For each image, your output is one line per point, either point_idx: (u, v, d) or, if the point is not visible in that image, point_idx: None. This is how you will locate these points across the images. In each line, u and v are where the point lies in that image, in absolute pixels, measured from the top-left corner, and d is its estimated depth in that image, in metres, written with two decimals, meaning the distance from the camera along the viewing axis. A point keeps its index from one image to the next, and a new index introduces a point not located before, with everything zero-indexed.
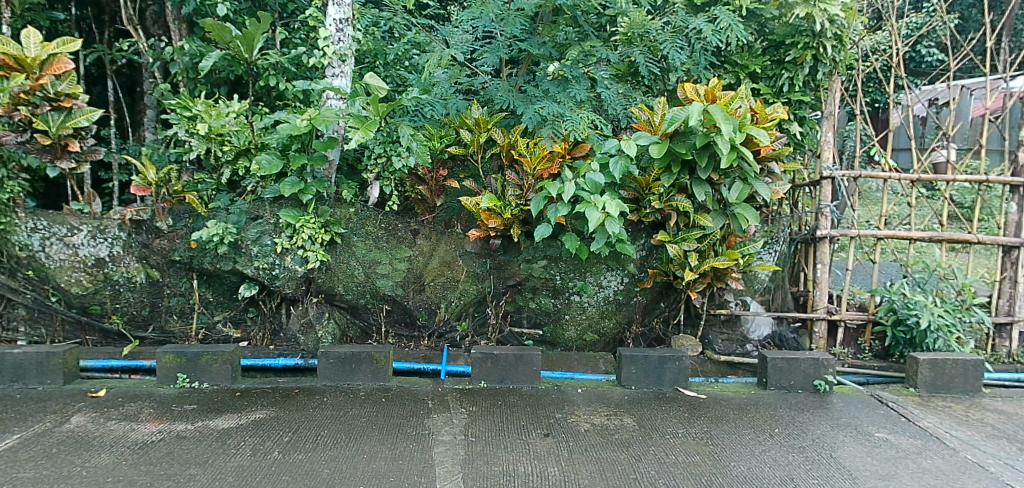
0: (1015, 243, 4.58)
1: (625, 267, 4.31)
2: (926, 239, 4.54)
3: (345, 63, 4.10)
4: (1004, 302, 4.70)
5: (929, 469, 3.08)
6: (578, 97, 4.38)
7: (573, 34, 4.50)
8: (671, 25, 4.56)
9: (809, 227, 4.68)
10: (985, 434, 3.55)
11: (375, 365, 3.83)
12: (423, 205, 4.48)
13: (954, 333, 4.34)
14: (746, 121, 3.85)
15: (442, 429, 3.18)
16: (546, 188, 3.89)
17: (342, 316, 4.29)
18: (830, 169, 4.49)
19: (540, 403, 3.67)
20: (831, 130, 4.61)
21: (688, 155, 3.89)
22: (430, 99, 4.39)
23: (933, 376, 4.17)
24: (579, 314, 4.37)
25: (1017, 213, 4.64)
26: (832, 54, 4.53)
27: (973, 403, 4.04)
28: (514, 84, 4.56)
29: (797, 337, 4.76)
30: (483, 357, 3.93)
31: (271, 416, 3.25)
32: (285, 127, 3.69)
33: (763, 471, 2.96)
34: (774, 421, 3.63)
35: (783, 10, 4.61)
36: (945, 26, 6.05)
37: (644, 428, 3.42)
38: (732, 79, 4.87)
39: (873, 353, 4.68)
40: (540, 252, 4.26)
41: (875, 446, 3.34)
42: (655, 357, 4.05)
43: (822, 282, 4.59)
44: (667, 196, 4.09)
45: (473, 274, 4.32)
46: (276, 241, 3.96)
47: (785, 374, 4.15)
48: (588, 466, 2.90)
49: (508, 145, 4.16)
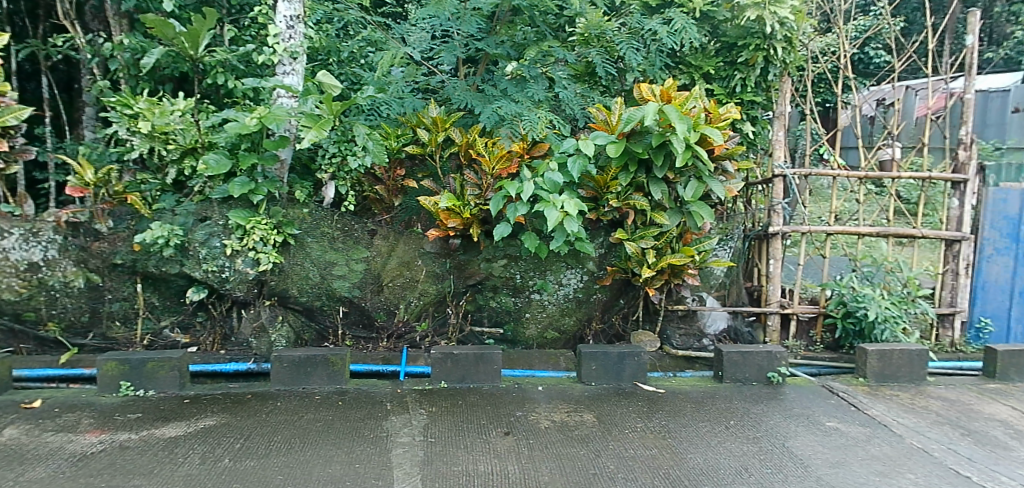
0: (957, 237, 4.82)
1: (584, 265, 4.34)
2: (874, 234, 4.71)
3: (296, 61, 4.01)
4: (947, 293, 4.94)
5: (876, 456, 3.19)
6: (537, 97, 4.37)
7: (531, 34, 4.54)
8: (628, 27, 4.63)
9: (762, 224, 4.84)
10: (929, 420, 3.70)
11: (331, 368, 3.76)
12: (381, 205, 4.42)
13: (900, 324, 4.52)
14: (701, 121, 3.93)
15: (401, 431, 3.15)
16: (505, 187, 3.89)
17: (296, 319, 4.20)
18: (781, 168, 4.62)
19: (500, 402, 3.66)
20: (782, 129, 4.70)
21: (645, 154, 3.97)
22: (386, 98, 4.31)
23: (881, 366, 4.33)
24: (539, 312, 4.39)
25: (958, 208, 4.87)
26: (782, 56, 4.67)
27: (918, 390, 4.21)
28: (471, 83, 4.54)
29: (751, 331, 4.89)
30: (442, 357, 3.90)
31: (222, 423, 3.16)
32: (233, 126, 3.59)
33: (719, 462, 3.03)
34: (730, 413, 3.71)
35: (735, 13, 4.72)
36: (890, 29, 6.30)
37: (604, 424, 3.45)
38: (687, 80, 4.95)
39: (824, 345, 4.84)
40: (499, 252, 4.25)
41: (826, 435, 3.44)
42: (614, 354, 4.10)
43: (774, 276, 4.75)
44: (625, 195, 4.14)
45: (432, 274, 4.27)
46: (226, 243, 3.83)
47: (740, 366, 4.25)
48: (548, 463, 2.91)
49: (466, 144, 4.14)
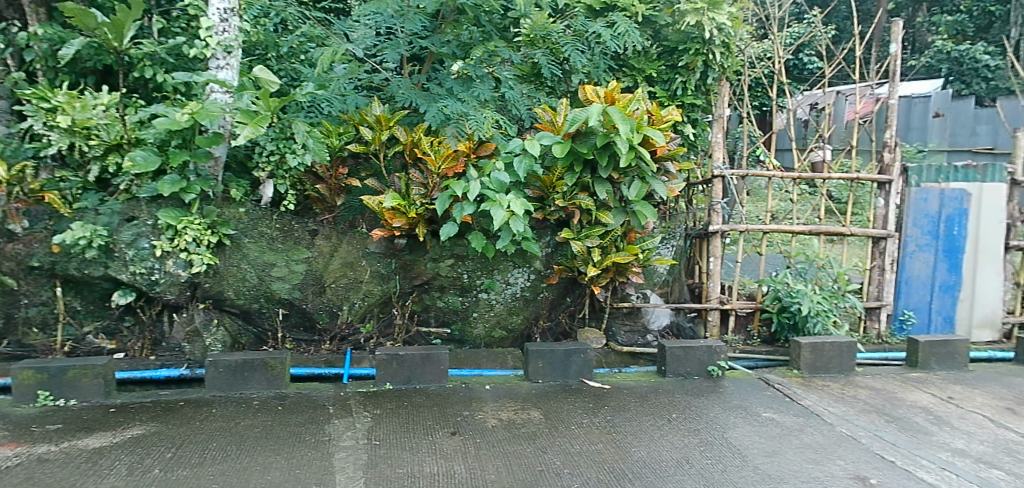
0: (883, 235, 5.10)
1: (531, 264, 4.36)
2: (806, 232, 4.95)
3: (230, 55, 3.89)
4: (874, 288, 5.23)
5: (809, 444, 3.34)
6: (482, 97, 4.36)
7: (476, 34, 4.52)
8: (573, 29, 4.74)
9: (703, 223, 5.01)
10: (857, 409, 3.90)
11: (270, 372, 3.65)
12: (322, 204, 4.35)
13: (830, 318, 4.75)
14: (643, 123, 4.02)
15: (344, 435, 3.09)
16: (451, 187, 3.87)
17: (233, 323, 4.06)
18: (720, 169, 4.76)
19: (447, 402, 3.64)
20: (720, 131, 4.87)
21: (589, 155, 4.03)
22: (327, 95, 4.24)
23: (814, 358, 4.53)
24: (486, 311, 4.39)
25: (883, 208, 5.16)
26: (720, 60, 4.85)
27: (848, 380, 4.44)
28: (416, 82, 4.48)
29: (693, 326, 5.04)
30: (388, 359, 3.85)
31: (151, 432, 3.01)
32: (162, 122, 3.44)
33: (661, 455, 3.10)
34: (672, 407, 3.81)
35: (675, 18, 4.87)
36: (822, 36, 6.61)
37: (550, 420, 3.49)
38: (631, 82, 5.05)
39: (761, 338, 5.04)
40: (446, 251, 4.22)
41: (763, 425, 3.58)
42: (561, 351, 4.14)
43: (714, 273, 4.89)
44: (571, 195, 4.20)
45: (377, 274, 4.21)
46: (155, 244, 3.66)
47: (682, 361, 4.37)
48: (495, 462, 2.91)
49: (412, 143, 4.09)
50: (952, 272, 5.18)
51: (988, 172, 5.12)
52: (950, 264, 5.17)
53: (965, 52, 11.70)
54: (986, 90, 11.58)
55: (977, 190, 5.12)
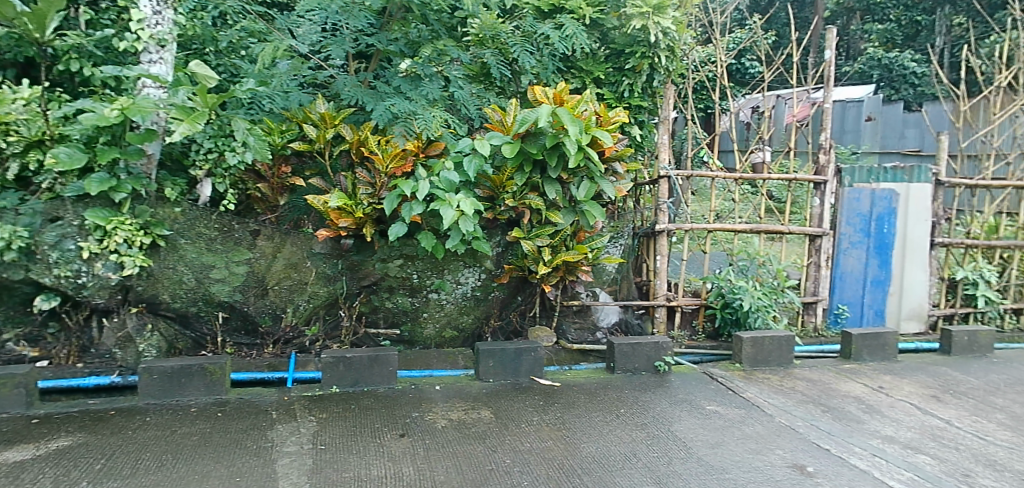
0: (818, 233, 5.32)
1: (482, 263, 4.35)
2: (748, 231, 5.13)
3: (164, 49, 3.73)
4: (811, 284, 5.47)
5: (750, 435, 3.47)
6: (430, 95, 4.32)
7: (425, 32, 4.46)
8: (521, 30, 4.76)
9: (649, 222, 5.13)
10: (795, 400, 4.07)
11: (209, 378, 3.53)
12: (264, 203, 4.23)
13: (770, 313, 4.95)
14: (591, 124, 4.08)
15: (288, 440, 3.01)
16: (400, 186, 3.82)
17: (168, 327, 3.91)
18: (665, 169, 4.89)
19: (396, 403, 3.60)
20: (666, 132, 4.98)
21: (539, 155, 4.07)
22: (269, 91, 4.12)
23: (755, 352, 4.70)
24: (436, 311, 4.36)
25: (819, 207, 5.38)
26: (665, 64, 4.98)
27: (786, 373, 4.62)
28: (363, 79, 4.40)
29: (641, 322, 5.16)
30: (334, 361, 3.77)
31: (78, 443, 2.86)
32: (89, 117, 3.27)
33: (609, 450, 3.15)
34: (621, 402, 3.88)
35: (622, 21, 4.98)
36: (762, 41, 6.86)
37: (500, 419, 3.50)
38: (579, 84, 5.10)
39: (705, 334, 5.21)
40: (395, 251, 4.15)
41: (706, 418, 3.70)
42: (512, 350, 4.15)
43: (660, 271, 5.03)
44: (520, 194, 4.23)
45: (323, 276, 4.13)
46: (82, 245, 3.48)
47: (630, 357, 4.46)
48: (444, 462, 2.89)
49: (358, 142, 4.02)
50: (882, 268, 5.47)
51: (916, 173, 5.43)
52: (881, 260, 5.46)
53: (894, 59, 12.36)
54: (914, 96, 12.19)
55: (904, 190, 5.46)
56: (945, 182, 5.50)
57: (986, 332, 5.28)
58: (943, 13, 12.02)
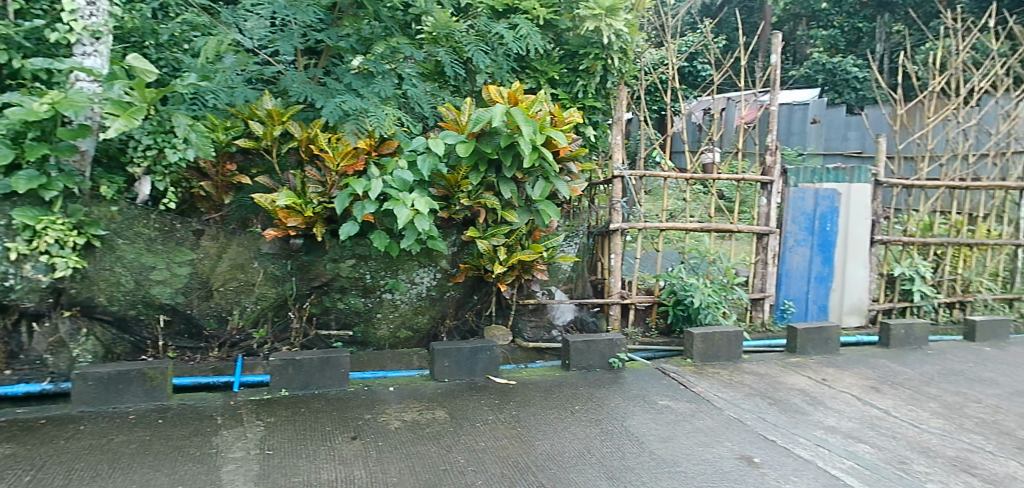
0: (765, 231, 5.51)
1: (437, 263, 4.34)
2: (699, 229, 5.27)
3: (99, 42, 3.58)
4: (758, 281, 5.65)
5: (700, 428, 3.56)
6: (384, 93, 4.22)
7: (378, 29, 4.40)
8: (476, 30, 4.77)
9: (604, 222, 5.22)
10: (744, 393, 4.20)
11: (149, 384, 3.40)
12: (208, 202, 4.12)
13: (720, 309, 5.09)
14: (546, 124, 4.11)
15: (234, 446, 2.93)
16: (351, 185, 3.77)
17: (105, 332, 3.76)
18: (620, 169, 4.97)
19: (348, 405, 3.55)
20: (619, 134, 5.06)
21: (494, 154, 4.09)
22: (212, 87, 3.94)
23: (705, 347, 4.82)
24: (391, 312, 4.31)
25: (766, 206, 5.56)
26: (619, 65, 5.03)
27: (735, 367, 4.76)
28: (312, 76, 4.27)
29: (595, 320, 5.23)
30: (283, 364, 3.69)
31: (4, 454, 2.71)
32: (16, 111, 3.11)
33: (563, 447, 3.19)
34: (575, 399, 3.93)
35: (576, 23, 5.02)
36: (712, 46, 7.05)
37: (455, 419, 3.49)
38: (533, 84, 5.14)
39: (658, 330, 5.31)
40: (347, 251, 4.10)
41: (659, 413, 3.77)
42: (467, 350, 4.14)
43: (615, 269, 5.10)
44: (476, 193, 4.22)
45: (271, 277, 4.03)
46: (9, 246, 3.30)
47: (585, 354, 4.51)
48: (398, 464, 2.87)
49: (307, 139, 3.93)
50: (825, 265, 5.70)
51: (856, 173, 5.66)
52: (823, 257, 5.69)
53: (838, 64, 12.88)
54: (855, 100, 12.74)
55: (846, 189, 5.68)
56: (884, 182, 5.75)
57: (921, 325, 5.56)
58: (883, 21, 12.59)
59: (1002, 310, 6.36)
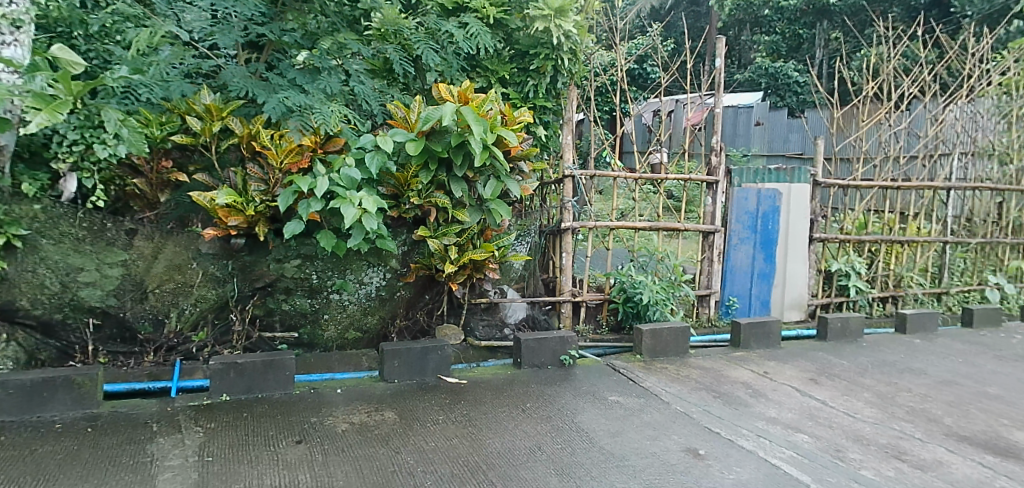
0: (711, 230, 5.65)
1: (386, 263, 4.27)
2: (647, 228, 5.38)
3: (20, 31, 3.38)
4: (705, 278, 5.78)
5: (648, 422, 3.64)
6: (330, 90, 4.09)
7: (324, 23, 4.29)
8: (425, 27, 4.76)
9: (555, 221, 5.27)
10: (690, 387, 4.31)
11: (78, 390, 3.24)
12: (142, 200, 3.95)
13: (668, 306, 5.21)
14: (497, 123, 4.12)
15: (170, 453, 2.82)
16: (295, 183, 3.69)
17: (28, 337, 3.53)
18: (570, 169, 5.04)
19: (293, 409, 3.47)
20: (569, 134, 5.12)
21: (444, 153, 4.08)
22: (145, 80, 3.76)
23: (654, 343, 4.93)
24: (338, 313, 4.23)
25: (711, 205, 5.70)
26: (568, 65, 5.13)
27: (682, 362, 4.88)
28: (255, 71, 4.08)
29: (547, 318, 5.25)
30: (224, 368, 3.57)
31: None
32: None
33: (514, 444, 3.20)
34: (527, 397, 3.95)
35: (526, 22, 5.02)
36: (660, 49, 7.21)
37: (405, 420, 3.45)
38: (484, 82, 5.13)
39: (609, 327, 5.38)
40: (292, 251, 4.00)
41: (608, 408, 3.84)
42: (417, 350, 4.11)
43: (566, 268, 5.17)
44: (426, 192, 4.18)
45: (211, 278, 3.91)
46: None
47: (536, 352, 4.54)
48: (344, 467, 2.82)
49: (249, 136, 3.82)
50: (767, 262, 5.92)
51: (796, 174, 5.91)
52: (765, 254, 5.91)
53: (779, 69, 13.40)
54: (796, 103, 13.28)
55: (786, 189, 5.90)
56: (822, 182, 5.99)
57: (857, 319, 5.83)
58: (822, 28, 13.19)
59: (930, 304, 6.74)
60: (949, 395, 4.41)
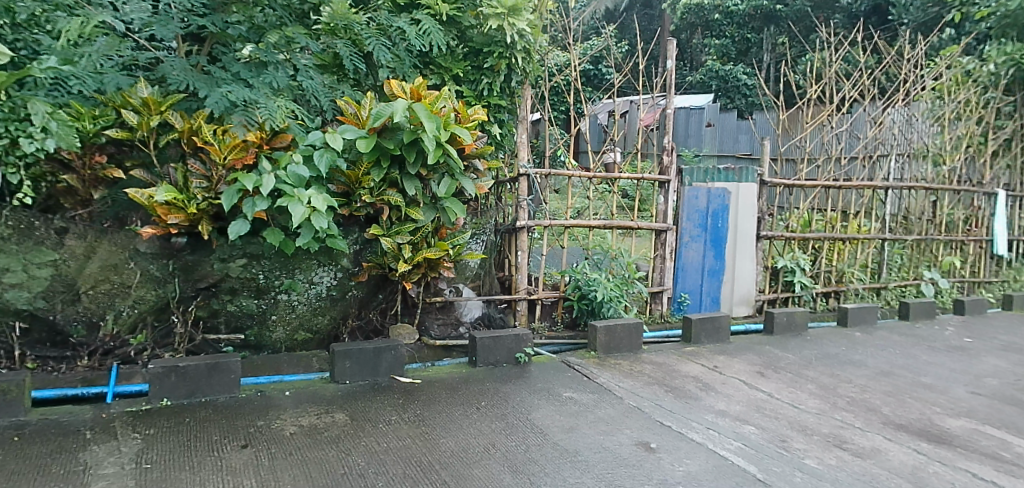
0: (663, 228, 5.78)
1: (337, 262, 4.19)
2: (602, 226, 5.45)
3: None
4: (657, 275, 5.92)
5: (601, 417, 3.68)
6: (276, 84, 4.03)
7: (272, 17, 4.15)
8: (376, 23, 4.73)
9: (511, 219, 5.29)
10: (643, 382, 4.39)
11: (3, 397, 3.07)
12: (73, 197, 3.77)
13: (621, 303, 5.30)
14: (451, 120, 4.08)
15: (105, 461, 2.70)
16: (240, 180, 3.58)
17: None
18: (525, 168, 5.07)
19: (240, 412, 3.38)
20: (525, 132, 5.15)
21: (396, 151, 4.02)
22: (75, 71, 3.58)
23: (608, 340, 4.99)
24: (287, 313, 4.13)
25: (663, 204, 5.84)
26: (523, 64, 5.11)
27: (635, 358, 4.96)
28: (196, 64, 3.97)
29: (503, 316, 5.29)
30: (164, 372, 3.44)
31: None
32: None
33: (467, 443, 3.19)
34: (481, 395, 3.94)
35: (479, 20, 5.02)
36: (614, 50, 7.29)
37: (356, 421, 3.39)
38: (438, 80, 5.07)
39: (564, 324, 5.45)
40: (237, 250, 3.86)
41: (562, 404, 3.87)
42: (370, 350, 4.04)
43: (522, 266, 5.20)
44: (378, 190, 4.12)
45: (150, 278, 3.76)
46: None
47: (491, 350, 4.54)
48: (291, 470, 2.76)
49: (190, 131, 3.69)
50: (717, 260, 6.09)
51: (743, 174, 6.07)
52: (715, 252, 6.07)
53: (729, 72, 13.81)
54: (745, 105, 13.74)
55: (735, 189, 6.07)
56: (768, 182, 6.19)
57: (801, 313, 6.05)
58: (769, 33, 13.67)
59: (870, 298, 7.06)
60: (887, 385, 4.62)
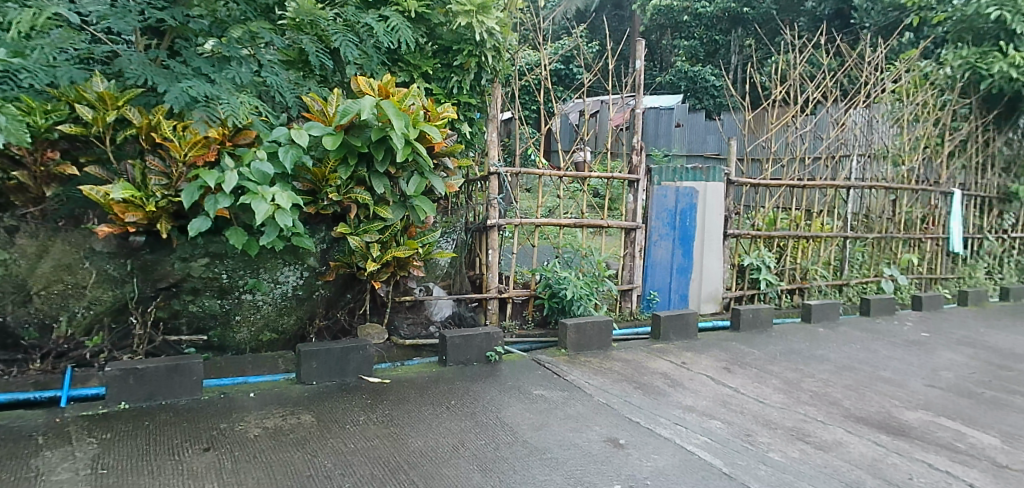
0: (632, 226, 5.85)
1: (304, 261, 4.12)
2: (572, 224, 5.49)
3: None
4: (626, 273, 5.98)
5: (571, 415, 3.71)
6: (240, 80, 3.95)
7: (236, 11, 4.11)
8: (342, 19, 4.69)
9: (481, 217, 5.30)
10: (612, 379, 4.43)
11: None
12: (24, 195, 3.60)
13: (591, 300, 5.32)
14: (419, 118, 4.06)
15: (58, 467, 2.62)
16: (202, 177, 3.52)
17: None
18: (495, 167, 5.08)
19: (202, 415, 3.30)
20: (494, 131, 5.13)
21: (364, 148, 3.98)
22: (26, 64, 3.43)
23: (578, 337, 5.02)
24: (252, 313, 4.05)
25: (632, 202, 5.91)
26: (492, 63, 5.14)
27: (606, 355, 5.00)
28: (154, 57, 3.84)
29: (474, 315, 5.27)
30: (122, 374, 3.35)
31: None
32: None
33: (436, 442, 3.17)
34: (451, 394, 3.93)
35: (448, 18, 4.96)
36: (584, 50, 7.34)
37: (323, 422, 3.35)
38: (406, 77, 5.01)
39: (535, 322, 5.47)
40: (199, 249, 3.76)
41: (532, 402, 3.88)
42: (337, 350, 3.99)
43: (492, 265, 5.19)
44: (346, 188, 4.07)
45: (107, 278, 3.67)
46: None
47: (461, 349, 4.53)
48: (255, 473, 2.71)
49: (148, 127, 3.60)
50: (685, 257, 6.18)
51: (711, 173, 6.17)
52: (683, 250, 6.17)
53: (698, 73, 14.04)
54: (714, 106, 13.97)
55: (703, 188, 6.17)
56: (734, 181, 6.30)
57: (767, 309, 6.18)
58: (736, 35, 13.93)
59: (833, 294, 7.25)
60: (848, 379, 4.75)
